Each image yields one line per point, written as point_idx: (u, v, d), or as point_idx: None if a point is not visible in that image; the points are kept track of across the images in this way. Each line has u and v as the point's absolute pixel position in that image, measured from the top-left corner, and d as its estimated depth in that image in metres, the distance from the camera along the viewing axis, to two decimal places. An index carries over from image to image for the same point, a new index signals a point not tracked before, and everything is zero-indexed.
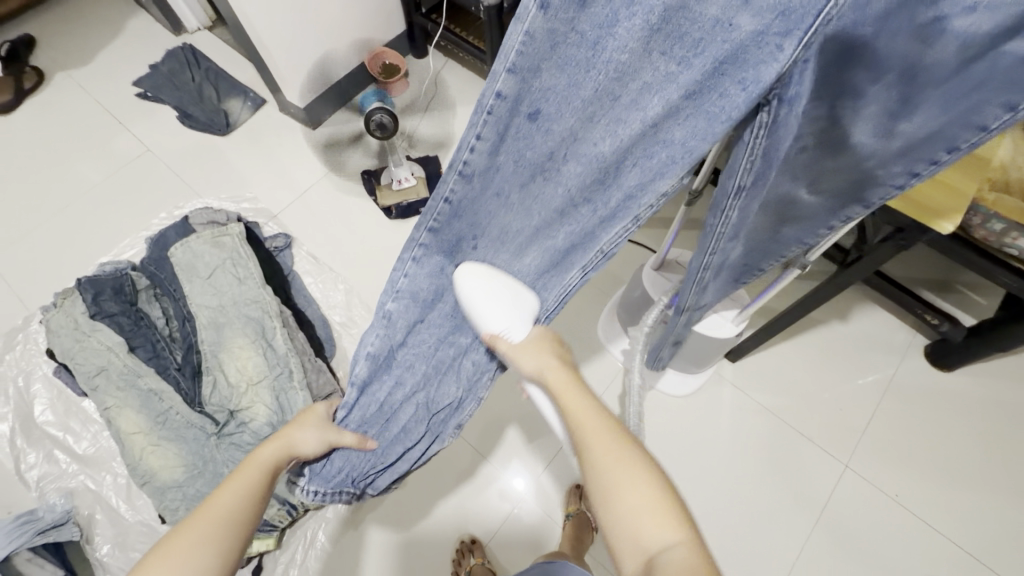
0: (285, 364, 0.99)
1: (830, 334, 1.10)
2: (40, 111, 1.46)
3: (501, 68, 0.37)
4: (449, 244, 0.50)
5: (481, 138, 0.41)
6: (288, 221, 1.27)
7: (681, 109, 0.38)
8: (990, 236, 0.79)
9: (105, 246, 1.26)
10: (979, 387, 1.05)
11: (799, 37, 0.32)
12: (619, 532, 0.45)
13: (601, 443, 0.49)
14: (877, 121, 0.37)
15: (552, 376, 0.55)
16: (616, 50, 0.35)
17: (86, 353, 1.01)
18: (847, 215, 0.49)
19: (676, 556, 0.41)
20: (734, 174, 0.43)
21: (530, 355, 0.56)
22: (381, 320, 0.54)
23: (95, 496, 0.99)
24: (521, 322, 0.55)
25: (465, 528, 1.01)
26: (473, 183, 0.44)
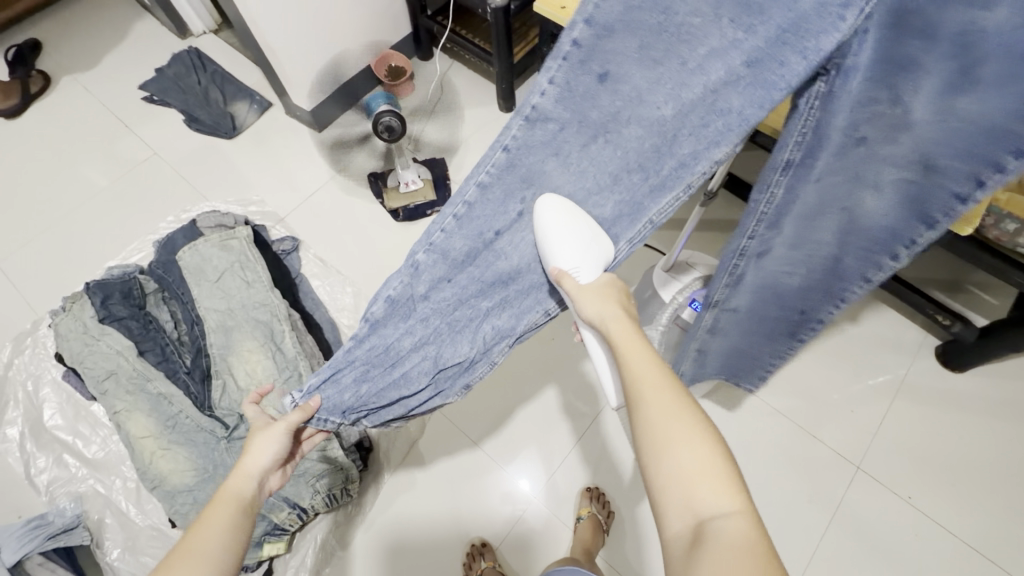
0: (295, 367, 0.99)
1: (841, 334, 1.10)
2: (46, 115, 1.46)
3: (579, 19, 0.42)
4: (495, 201, 0.51)
5: (552, 85, 0.45)
6: (295, 223, 1.27)
7: (741, 78, 0.43)
8: (1003, 236, 0.79)
9: (112, 250, 1.26)
10: (992, 387, 1.04)
11: (859, 8, 0.36)
12: (668, 491, 0.42)
13: (660, 399, 0.45)
14: (935, 97, 0.36)
15: (614, 325, 0.51)
16: (688, 14, 0.41)
17: (95, 356, 1.01)
18: (913, 240, 0.46)
19: (728, 527, 0.39)
20: (784, 147, 0.45)
21: (592, 302, 0.52)
22: (407, 268, 0.52)
23: (105, 500, 0.99)
24: (591, 265, 0.52)
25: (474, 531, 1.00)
26: (534, 133, 0.48)
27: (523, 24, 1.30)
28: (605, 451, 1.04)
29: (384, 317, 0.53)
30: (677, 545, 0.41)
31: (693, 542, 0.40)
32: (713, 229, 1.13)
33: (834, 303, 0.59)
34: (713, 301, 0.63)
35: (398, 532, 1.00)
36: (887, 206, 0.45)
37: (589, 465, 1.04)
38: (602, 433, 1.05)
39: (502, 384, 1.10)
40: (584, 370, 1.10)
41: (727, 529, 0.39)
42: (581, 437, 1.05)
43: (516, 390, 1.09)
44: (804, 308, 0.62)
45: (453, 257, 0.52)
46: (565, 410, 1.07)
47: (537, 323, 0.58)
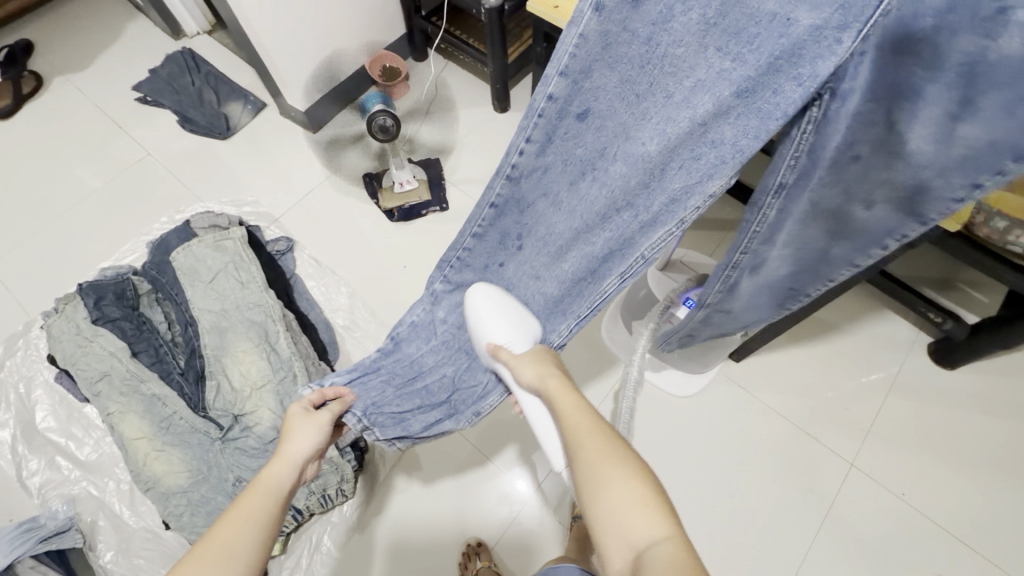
0: (289, 368, 0.98)
1: (835, 333, 1.10)
2: (38, 117, 1.45)
3: (554, 72, 0.46)
4: (492, 242, 0.62)
5: (530, 142, 0.51)
6: (289, 224, 1.26)
7: (732, 107, 0.41)
8: (992, 234, 0.80)
9: (105, 252, 1.25)
10: (983, 385, 1.05)
11: (857, 30, 0.33)
12: (603, 531, 0.44)
13: (588, 446, 0.49)
14: (936, 126, 0.34)
15: (548, 385, 0.57)
16: (671, 44, 0.41)
17: (89, 357, 1.01)
18: (903, 235, 0.47)
19: (660, 553, 0.40)
20: (777, 170, 0.46)
21: (528, 366, 0.59)
22: (428, 296, 0.67)
23: (97, 502, 0.99)
24: (524, 338, 0.61)
25: (469, 530, 1.01)
26: (520, 184, 0.55)
27: (517, 24, 1.30)
28: None
29: (407, 337, 0.68)
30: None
31: None
32: (706, 228, 1.14)
33: (824, 281, 0.59)
34: (707, 302, 0.66)
35: (400, 524, 1.01)
36: (881, 216, 0.46)
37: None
38: None
39: None
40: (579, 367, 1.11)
41: (659, 555, 0.40)
42: None
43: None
44: (793, 285, 0.61)
45: (463, 285, 0.66)
46: None
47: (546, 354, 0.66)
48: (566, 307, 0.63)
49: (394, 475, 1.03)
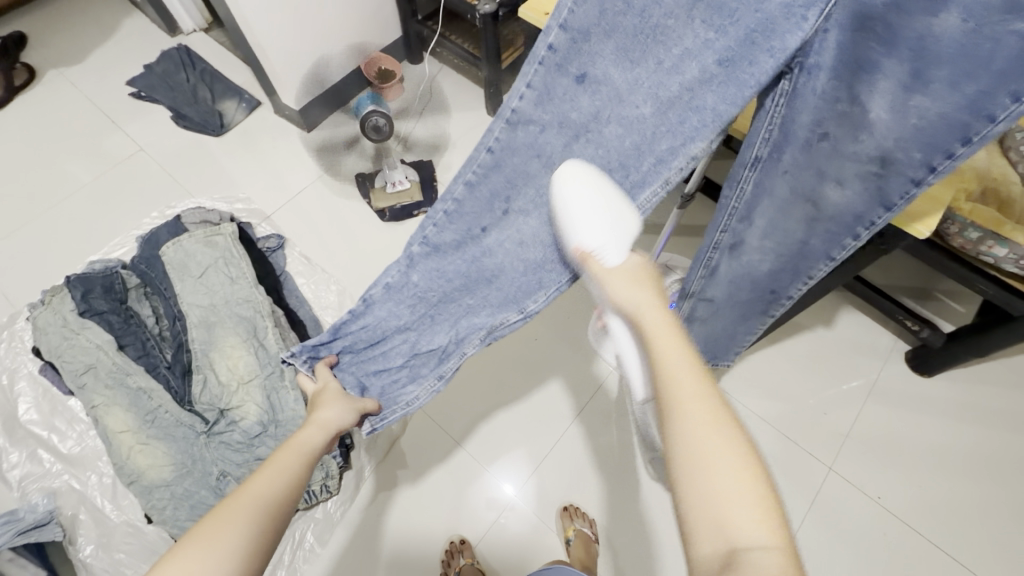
0: (276, 363, 0.98)
1: (816, 339, 1.12)
2: (30, 109, 1.45)
3: (555, 24, 0.47)
4: (481, 201, 0.59)
5: (529, 89, 0.51)
6: (281, 221, 1.27)
7: (715, 76, 0.45)
8: (967, 244, 0.84)
9: (95, 245, 1.25)
10: (958, 392, 1.08)
11: (820, 9, 0.40)
12: (695, 507, 0.37)
13: (694, 405, 0.39)
14: (893, 95, 0.44)
15: (647, 313, 0.45)
16: (662, 15, 0.45)
17: (74, 350, 1.00)
18: (871, 222, 0.56)
19: (765, 564, 0.33)
20: (754, 145, 0.56)
21: (620, 282, 0.49)
22: (404, 259, 0.63)
23: (79, 496, 0.98)
24: (617, 244, 0.51)
25: (454, 529, 1.01)
26: (516, 133, 0.54)
27: (511, 31, 1.33)
28: (588, 451, 1.06)
29: (381, 300, 0.65)
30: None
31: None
32: (693, 236, 1.16)
33: (802, 281, 0.71)
34: (691, 291, 0.78)
35: (399, 520, 1.02)
36: (853, 194, 0.55)
37: (568, 465, 1.05)
38: (580, 434, 1.07)
39: (484, 384, 1.12)
40: (562, 373, 1.13)
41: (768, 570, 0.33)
42: (561, 439, 1.07)
43: (501, 394, 1.11)
44: (774, 288, 0.74)
45: (443, 251, 0.62)
46: (548, 411, 1.09)
47: (513, 321, 0.67)
48: (526, 285, 0.64)
49: (380, 477, 1.04)
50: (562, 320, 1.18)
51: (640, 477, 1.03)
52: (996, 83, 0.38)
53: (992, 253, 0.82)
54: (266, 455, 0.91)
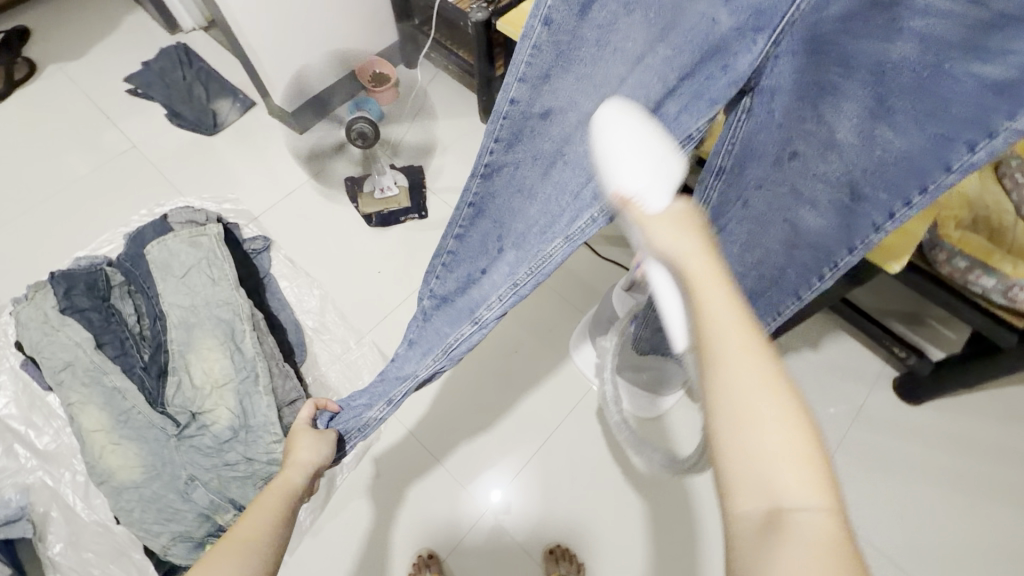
0: (252, 368, 0.98)
1: (801, 361, 1.10)
2: (29, 102, 1.46)
3: (513, 79, 0.44)
4: (474, 244, 0.58)
5: (498, 142, 0.48)
6: (267, 224, 1.27)
7: (676, 88, 0.43)
8: (955, 272, 0.82)
9: (82, 241, 1.25)
10: (946, 421, 1.05)
11: (768, 34, 0.38)
12: (741, 489, 0.30)
13: (750, 373, 0.31)
14: (860, 121, 0.42)
15: (694, 260, 0.35)
16: (621, 42, 0.41)
17: (53, 347, 1.01)
18: (836, 262, 0.57)
19: (815, 528, 0.28)
20: (717, 155, 0.53)
21: (658, 206, 0.38)
22: (419, 316, 0.65)
23: (51, 493, 0.98)
24: (664, 186, 0.38)
25: (423, 542, 1.00)
26: (493, 181, 0.52)
27: None
28: (564, 468, 1.05)
29: (406, 357, 0.67)
30: (744, 543, 0.29)
31: (765, 537, 0.29)
32: None
33: (774, 313, 0.69)
34: None
35: (371, 526, 1.01)
36: (827, 223, 0.53)
37: (545, 480, 1.04)
38: (557, 448, 1.06)
39: (467, 394, 1.11)
40: (540, 388, 1.11)
41: (818, 536, 0.28)
42: (540, 453, 1.06)
43: (485, 404, 1.10)
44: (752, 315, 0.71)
45: (450, 300, 0.62)
46: (526, 424, 1.09)
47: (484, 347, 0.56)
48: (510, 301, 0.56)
49: (354, 482, 1.04)
50: (545, 333, 1.16)
51: (613, 494, 1.03)
52: (957, 131, 0.39)
53: (980, 283, 0.80)
54: (235, 462, 0.91)
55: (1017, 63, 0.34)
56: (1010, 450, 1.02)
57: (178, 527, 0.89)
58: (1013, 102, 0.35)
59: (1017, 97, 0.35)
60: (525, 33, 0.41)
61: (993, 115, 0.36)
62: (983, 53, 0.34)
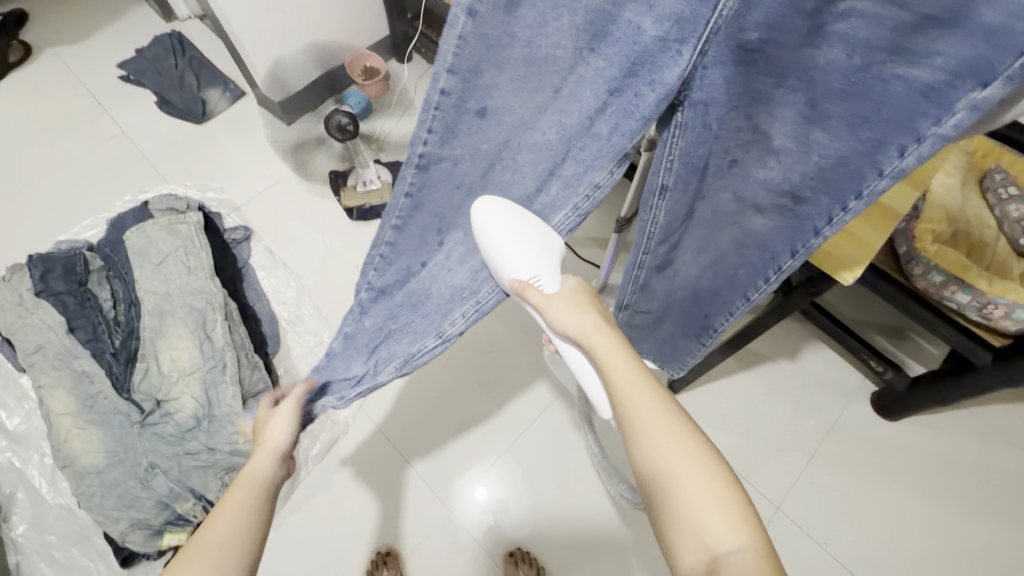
0: (220, 358, 0.98)
1: (778, 372, 1.09)
2: (24, 85, 1.47)
3: (442, 69, 0.43)
4: (414, 238, 0.57)
5: (431, 133, 0.47)
6: (249, 214, 1.27)
7: (608, 105, 0.43)
8: (930, 287, 0.79)
9: (66, 224, 1.26)
10: (923, 439, 1.03)
11: (694, 44, 0.37)
12: (673, 517, 0.41)
13: (653, 416, 0.44)
14: (795, 128, 0.42)
15: (596, 335, 0.50)
16: (550, 46, 0.42)
17: (26, 329, 1.01)
18: (781, 266, 0.57)
19: (741, 561, 0.38)
20: (658, 173, 0.49)
21: (565, 309, 0.53)
22: (352, 309, 0.61)
23: (18, 474, 0.98)
24: (550, 268, 0.54)
25: (384, 539, 1.00)
26: (430, 173, 0.51)
27: None
28: (532, 470, 1.04)
29: (337, 349, 0.63)
30: None
31: None
32: None
33: (727, 312, 0.69)
34: (626, 304, 0.70)
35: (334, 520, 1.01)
36: (773, 225, 0.53)
37: (511, 482, 1.03)
38: (526, 449, 1.06)
39: (438, 392, 1.10)
40: (512, 389, 1.11)
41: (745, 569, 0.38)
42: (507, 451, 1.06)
43: (460, 407, 1.09)
44: (707, 313, 0.72)
45: (388, 293, 0.60)
46: (495, 423, 1.08)
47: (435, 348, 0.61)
48: (447, 307, 0.60)
49: (319, 475, 1.03)
50: (521, 335, 1.15)
51: (578, 499, 1.02)
52: (889, 135, 0.38)
53: (954, 299, 0.77)
54: (197, 451, 0.92)
55: (940, 67, 0.33)
56: (987, 471, 1.00)
57: (136, 514, 0.89)
58: (940, 106, 0.35)
59: (943, 102, 0.35)
60: (450, 23, 0.41)
61: (920, 118, 0.36)
62: (910, 55, 0.34)
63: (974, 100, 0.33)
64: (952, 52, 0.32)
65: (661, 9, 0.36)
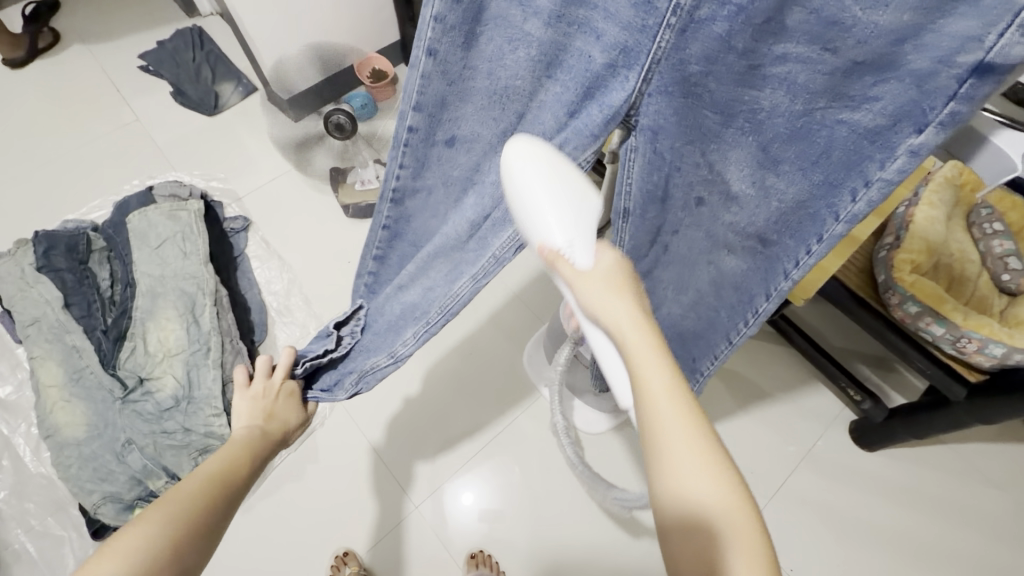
0: (204, 342, 1.01)
1: (757, 394, 1.08)
2: (48, 70, 1.53)
3: (408, 108, 0.49)
4: (393, 267, 0.66)
5: (403, 168, 0.54)
6: (249, 205, 1.30)
7: (566, 127, 0.48)
8: (906, 317, 0.78)
9: (75, 204, 1.31)
10: (897, 471, 1.02)
11: (638, 71, 0.42)
12: (691, 560, 0.37)
13: (685, 450, 0.37)
14: (750, 169, 0.46)
15: (632, 338, 0.39)
16: (511, 77, 0.47)
17: (25, 302, 1.05)
18: (756, 308, 0.58)
19: None
20: (621, 198, 0.55)
21: (595, 292, 0.41)
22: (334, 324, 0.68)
23: (5, 441, 1.02)
24: (589, 239, 0.43)
25: (342, 542, 1.00)
26: (404, 206, 0.58)
27: None
28: (503, 473, 1.06)
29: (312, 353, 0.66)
30: None
31: None
32: None
33: (712, 356, 0.69)
34: None
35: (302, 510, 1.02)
36: (743, 265, 0.56)
37: (495, 493, 1.04)
38: (498, 451, 1.07)
39: (417, 393, 1.12)
40: (491, 393, 1.12)
41: None
42: (480, 453, 1.07)
43: (443, 416, 1.10)
44: (695, 356, 0.70)
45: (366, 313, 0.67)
46: (472, 426, 1.09)
47: (384, 366, 0.60)
48: (401, 327, 0.61)
49: (291, 465, 1.05)
50: (503, 342, 1.17)
51: (543, 507, 1.03)
52: (841, 178, 0.42)
53: (928, 331, 0.77)
54: (173, 430, 0.95)
55: (880, 111, 0.38)
56: (960, 508, 0.99)
57: (110, 487, 0.92)
58: (882, 149, 0.39)
59: (886, 145, 0.39)
60: (413, 62, 0.46)
61: (867, 162, 0.40)
62: (848, 100, 0.38)
63: (912, 145, 0.37)
64: (889, 99, 0.37)
65: (606, 39, 0.42)
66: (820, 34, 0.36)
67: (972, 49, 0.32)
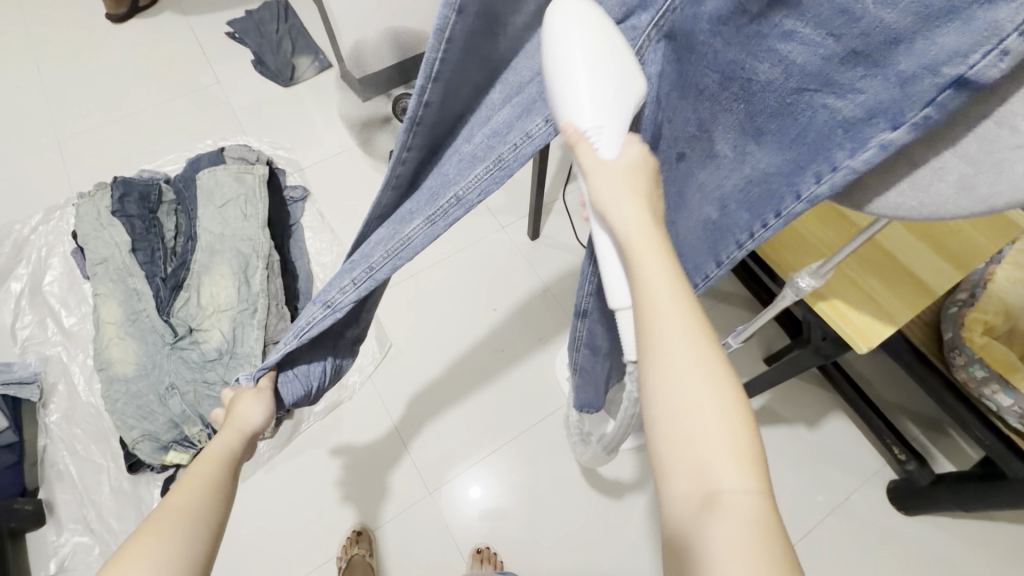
0: (252, 303, 1.06)
1: (791, 436, 1.03)
2: (145, 27, 1.62)
3: (423, 80, 0.42)
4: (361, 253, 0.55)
5: (407, 151, 0.47)
6: (310, 176, 1.34)
7: None
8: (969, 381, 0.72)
9: (153, 156, 1.39)
10: (934, 539, 0.96)
11: (652, 13, 0.41)
12: (670, 440, 0.36)
13: (677, 330, 0.37)
14: (734, 140, 0.43)
15: (636, 226, 0.41)
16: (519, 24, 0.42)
17: (97, 242, 1.11)
18: (706, 273, 0.55)
19: (740, 505, 0.33)
20: None
21: (610, 179, 0.41)
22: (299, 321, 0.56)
23: (64, 368, 1.09)
24: (615, 126, 0.41)
25: (360, 518, 1.02)
26: (399, 187, 0.51)
27: None
28: (518, 474, 1.06)
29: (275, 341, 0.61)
30: (680, 516, 0.34)
31: (701, 511, 0.33)
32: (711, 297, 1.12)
33: None
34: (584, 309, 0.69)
35: (321, 477, 1.04)
36: (699, 235, 0.53)
37: (507, 490, 1.04)
38: (516, 450, 1.07)
39: (445, 382, 1.12)
40: (517, 393, 1.12)
41: (746, 517, 0.32)
42: (497, 450, 1.07)
43: (466, 408, 1.10)
44: None
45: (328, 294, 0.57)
46: (493, 421, 1.10)
47: (321, 319, 0.53)
48: (350, 273, 0.52)
49: (316, 433, 1.07)
50: (535, 343, 1.17)
51: (555, 517, 1.02)
52: (808, 159, 0.38)
53: (995, 400, 0.71)
54: (215, 382, 1.00)
55: (861, 103, 0.33)
56: None
57: (150, 426, 0.98)
58: (853, 141, 0.35)
59: (858, 137, 0.34)
60: (438, 25, 0.38)
61: (835, 149, 0.36)
62: (835, 87, 0.34)
63: (882, 140, 0.33)
64: (871, 92, 0.33)
65: None
66: (828, 20, 0.32)
67: (956, 63, 0.28)
